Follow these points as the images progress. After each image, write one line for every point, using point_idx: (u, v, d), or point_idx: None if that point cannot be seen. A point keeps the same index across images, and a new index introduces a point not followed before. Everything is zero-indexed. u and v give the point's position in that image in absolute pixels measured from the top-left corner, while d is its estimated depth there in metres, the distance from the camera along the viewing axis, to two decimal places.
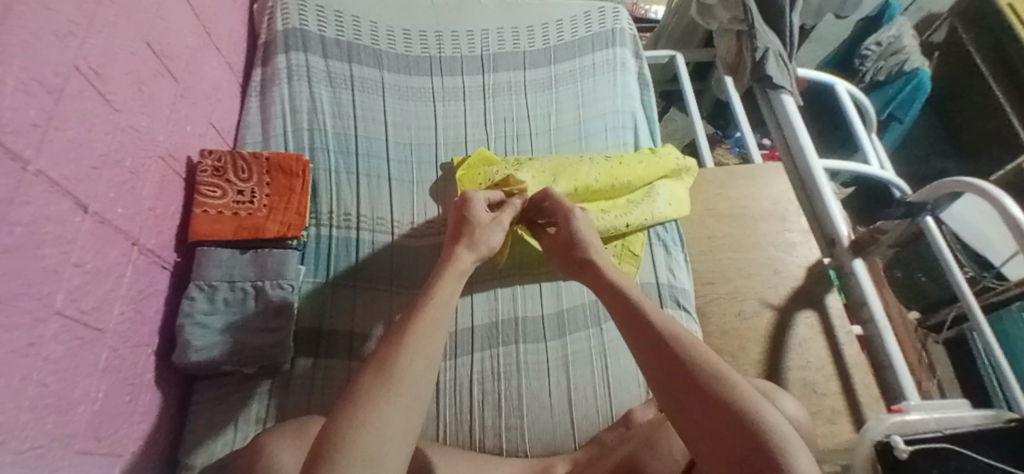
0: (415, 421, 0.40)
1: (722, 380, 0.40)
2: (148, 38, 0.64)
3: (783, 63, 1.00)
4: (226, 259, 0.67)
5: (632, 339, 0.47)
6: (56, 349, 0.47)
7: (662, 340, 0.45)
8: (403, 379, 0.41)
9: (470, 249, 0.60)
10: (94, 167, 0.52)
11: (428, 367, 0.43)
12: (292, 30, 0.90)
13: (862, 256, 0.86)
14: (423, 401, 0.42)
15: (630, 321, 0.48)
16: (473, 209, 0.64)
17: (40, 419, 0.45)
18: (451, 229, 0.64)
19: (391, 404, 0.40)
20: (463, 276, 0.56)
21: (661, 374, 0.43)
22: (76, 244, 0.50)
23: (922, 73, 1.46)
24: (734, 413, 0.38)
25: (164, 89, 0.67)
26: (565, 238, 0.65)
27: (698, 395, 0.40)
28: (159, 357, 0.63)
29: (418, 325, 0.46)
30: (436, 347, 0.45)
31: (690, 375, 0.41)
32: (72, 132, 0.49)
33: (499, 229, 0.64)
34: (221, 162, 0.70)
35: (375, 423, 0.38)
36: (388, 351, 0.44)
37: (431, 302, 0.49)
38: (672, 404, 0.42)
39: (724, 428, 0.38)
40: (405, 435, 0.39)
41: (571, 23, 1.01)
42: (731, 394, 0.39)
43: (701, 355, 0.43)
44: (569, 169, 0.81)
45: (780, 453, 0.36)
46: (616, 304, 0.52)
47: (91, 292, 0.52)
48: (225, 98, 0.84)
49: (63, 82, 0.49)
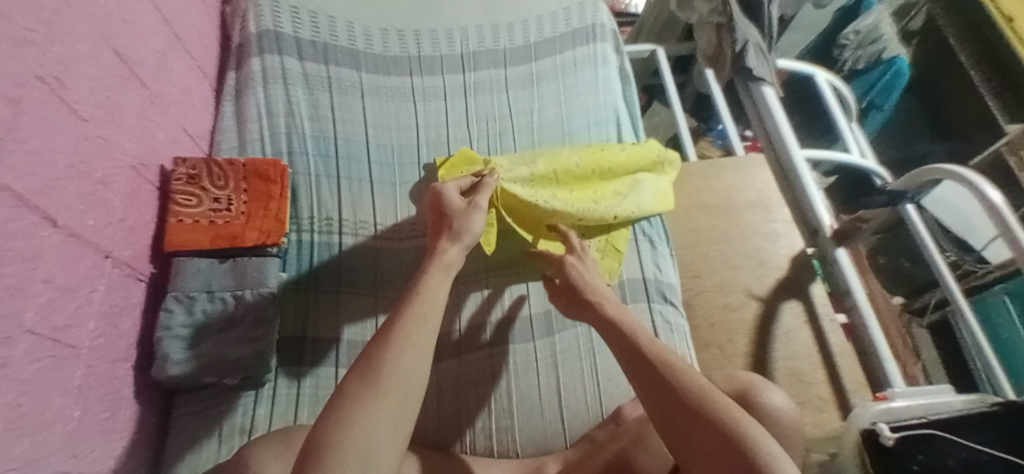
0: (403, 426, 0.40)
1: (713, 402, 0.41)
2: (113, 44, 0.62)
3: (762, 54, 1.01)
4: (203, 269, 0.65)
5: (629, 367, 0.47)
6: (27, 368, 0.45)
7: (653, 364, 0.46)
8: (391, 381, 0.41)
9: (453, 241, 0.58)
10: (59, 179, 0.51)
11: (418, 367, 0.43)
12: (266, 32, 0.88)
13: (845, 245, 0.86)
14: (413, 403, 0.41)
15: (625, 350, 0.49)
16: (448, 198, 0.62)
17: (12, 442, 0.43)
18: (431, 223, 0.62)
19: (380, 406, 0.39)
20: (449, 270, 0.55)
21: (654, 397, 0.43)
22: (43, 260, 0.48)
23: (899, 61, 1.49)
24: (731, 439, 0.38)
25: (132, 96, 0.65)
26: (565, 284, 0.64)
27: (690, 417, 0.41)
28: (137, 371, 0.62)
29: (405, 323, 0.45)
30: (425, 346, 0.45)
31: (685, 402, 0.42)
32: (35, 144, 0.48)
33: (478, 211, 0.62)
34: (195, 171, 0.68)
35: (362, 426, 0.38)
36: (378, 351, 0.43)
37: (420, 298, 0.49)
38: (665, 429, 0.42)
39: (722, 454, 0.38)
40: (393, 441, 0.39)
41: (551, 18, 1.00)
42: (721, 415, 0.40)
43: (694, 382, 0.43)
44: (550, 154, 0.81)
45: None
46: (612, 334, 0.52)
47: (62, 309, 0.50)
48: (197, 103, 0.82)
49: (23, 92, 0.47)
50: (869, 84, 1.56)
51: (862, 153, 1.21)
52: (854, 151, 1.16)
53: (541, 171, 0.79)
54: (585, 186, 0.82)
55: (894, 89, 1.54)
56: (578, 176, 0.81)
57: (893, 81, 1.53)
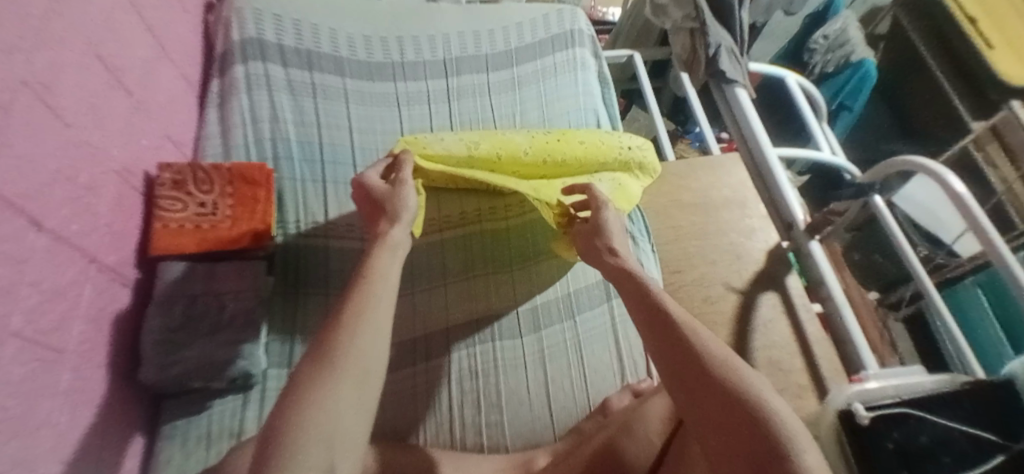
0: (365, 400, 0.41)
1: (732, 367, 0.42)
2: (98, 52, 0.62)
3: (735, 58, 1.05)
4: (188, 273, 0.66)
5: (649, 332, 0.49)
6: (17, 371, 0.45)
7: (679, 332, 0.47)
8: (348, 360, 0.42)
9: (392, 221, 0.60)
10: (46, 183, 0.51)
11: (374, 345, 0.44)
12: (250, 40, 0.89)
13: (817, 237, 0.89)
14: (372, 382, 0.42)
15: (644, 306, 0.52)
16: (371, 186, 0.64)
17: (3, 444, 0.43)
18: (368, 211, 0.64)
19: (341, 383, 0.40)
20: (395, 247, 0.57)
21: (668, 359, 0.45)
22: (32, 263, 0.48)
23: (867, 64, 1.55)
24: (742, 402, 0.39)
25: (117, 102, 0.65)
26: (593, 226, 0.67)
27: (711, 385, 0.42)
28: (122, 378, 0.61)
29: (354, 304, 0.47)
30: (383, 327, 0.46)
31: (703, 365, 0.43)
32: (21, 149, 0.48)
33: (405, 188, 0.64)
34: (180, 176, 0.68)
35: (326, 403, 0.38)
36: (336, 332, 0.44)
37: (371, 276, 0.51)
38: (680, 391, 0.43)
39: (733, 418, 0.39)
40: (354, 413, 0.39)
41: (531, 25, 1.03)
42: (739, 383, 0.41)
43: (715, 347, 0.45)
44: (498, 137, 0.78)
45: (788, 439, 0.37)
46: (633, 295, 0.54)
47: (50, 313, 0.50)
48: (181, 110, 0.82)
49: (10, 97, 0.47)
50: (837, 88, 1.62)
51: (833, 151, 1.25)
52: (825, 150, 1.20)
53: (482, 154, 0.76)
54: (532, 173, 0.80)
55: (862, 91, 1.60)
56: (524, 167, 0.78)
57: (861, 84, 1.60)
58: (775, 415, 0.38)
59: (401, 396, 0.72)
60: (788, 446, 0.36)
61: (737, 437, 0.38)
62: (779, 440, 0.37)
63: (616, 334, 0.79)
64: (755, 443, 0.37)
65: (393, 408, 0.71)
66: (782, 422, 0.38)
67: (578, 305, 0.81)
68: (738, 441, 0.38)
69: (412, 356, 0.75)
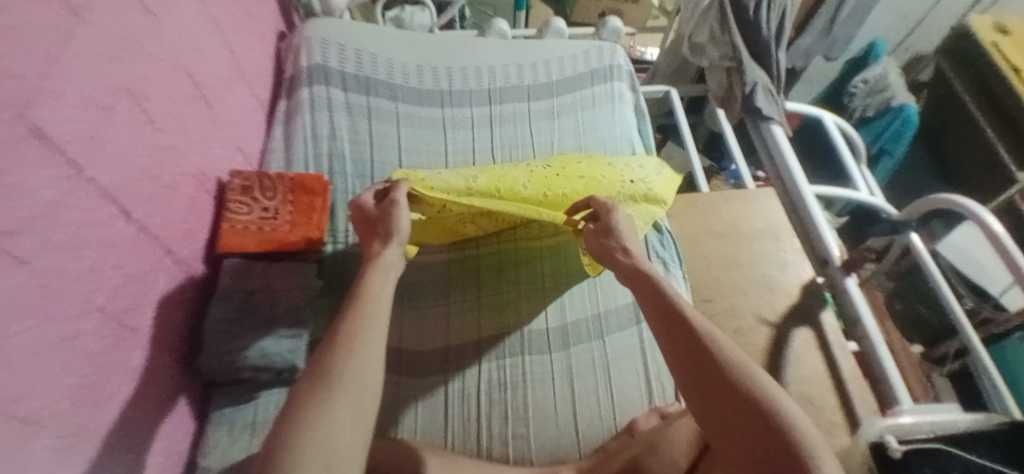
0: (360, 417, 0.46)
1: (750, 375, 0.44)
2: (187, 68, 0.70)
3: (771, 96, 1.08)
4: (247, 268, 0.71)
5: (666, 335, 0.51)
6: (95, 343, 0.51)
7: (698, 339, 0.48)
8: (345, 380, 0.47)
9: (385, 243, 0.64)
10: (135, 178, 0.57)
11: (365, 366, 0.49)
12: (316, 66, 0.98)
13: (855, 274, 0.89)
14: (367, 398, 0.47)
15: (662, 311, 0.53)
16: (368, 208, 0.68)
17: (76, 408, 0.48)
18: (363, 232, 0.68)
19: (337, 404, 0.45)
20: (387, 269, 0.61)
21: (690, 372, 0.46)
22: (117, 248, 0.54)
23: (909, 109, 1.63)
24: (762, 414, 0.41)
25: (199, 114, 0.73)
26: (602, 226, 0.69)
27: (732, 395, 0.43)
28: (182, 363, 0.66)
29: (351, 323, 0.52)
30: (373, 346, 0.51)
31: (721, 375, 0.44)
32: (119, 146, 0.55)
33: (399, 208, 0.66)
34: (248, 182, 0.74)
35: (322, 422, 0.43)
36: (333, 355, 0.48)
37: (363, 298, 0.55)
38: (699, 403, 0.45)
39: (755, 426, 0.41)
40: (350, 430, 0.44)
41: (571, 59, 1.08)
42: (758, 391, 0.42)
43: (730, 355, 0.46)
44: (497, 173, 0.81)
45: (807, 455, 0.38)
46: (649, 299, 0.56)
47: (128, 294, 0.56)
48: (251, 126, 0.90)
49: (113, 101, 0.54)
50: (877, 133, 1.70)
51: (871, 191, 1.24)
52: (863, 191, 1.19)
53: (482, 186, 0.79)
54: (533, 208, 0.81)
55: (904, 135, 1.67)
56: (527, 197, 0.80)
57: (902, 128, 1.67)
58: (794, 422, 0.40)
59: (433, 404, 0.75)
60: (810, 455, 0.38)
61: (759, 448, 0.40)
62: (799, 448, 0.38)
63: (644, 357, 0.80)
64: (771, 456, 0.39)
65: (426, 414, 0.74)
66: (800, 430, 0.39)
67: (607, 325, 0.82)
68: (758, 447, 0.40)
69: (445, 365, 0.78)
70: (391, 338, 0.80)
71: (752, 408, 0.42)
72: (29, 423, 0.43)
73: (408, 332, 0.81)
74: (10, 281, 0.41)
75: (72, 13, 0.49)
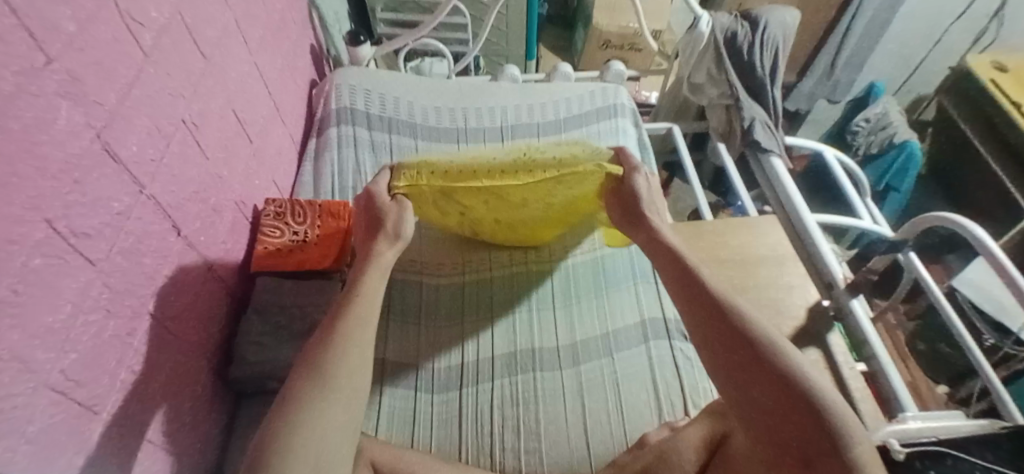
0: (350, 415, 0.52)
1: (780, 350, 0.51)
2: (234, 107, 0.79)
3: (770, 130, 1.15)
4: (277, 287, 0.77)
5: (704, 318, 0.58)
6: (145, 343, 0.56)
7: (732, 318, 0.55)
8: (339, 381, 0.52)
9: (390, 243, 0.70)
10: (187, 199, 0.64)
11: (359, 370, 0.54)
12: (344, 108, 1.07)
13: (857, 296, 0.95)
14: (356, 396, 0.53)
15: (693, 290, 0.61)
16: (380, 203, 0.72)
17: (125, 401, 0.53)
18: (366, 225, 0.72)
19: (328, 403, 0.50)
20: (385, 269, 0.67)
21: (727, 352, 0.53)
22: (169, 259, 0.60)
23: (910, 145, 1.70)
24: (793, 385, 0.48)
25: (242, 148, 0.81)
26: (626, 195, 0.75)
27: (766, 370, 0.50)
28: (216, 374, 0.71)
29: (347, 322, 0.57)
30: (365, 344, 0.56)
31: (756, 352, 0.51)
32: (175, 171, 0.62)
33: (406, 211, 0.72)
34: (281, 209, 0.82)
35: (313, 421, 0.48)
36: (326, 354, 0.53)
37: (361, 298, 0.60)
38: (735, 377, 0.52)
39: (786, 397, 0.48)
40: (339, 428, 0.50)
41: (578, 99, 1.16)
42: (789, 368, 0.49)
43: (764, 333, 0.53)
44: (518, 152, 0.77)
45: (836, 421, 0.45)
46: (677, 281, 0.63)
47: (175, 303, 0.62)
48: (285, 161, 0.99)
49: (173, 130, 0.62)
50: (883, 169, 1.77)
51: (875, 220, 1.27)
52: (866, 218, 1.23)
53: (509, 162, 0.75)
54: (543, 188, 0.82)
55: (909, 171, 1.74)
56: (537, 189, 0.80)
57: (906, 165, 1.73)
58: (833, 406, 0.46)
59: (450, 420, 0.78)
60: (839, 427, 0.45)
61: (794, 414, 0.47)
62: (831, 419, 0.45)
63: (653, 373, 0.82)
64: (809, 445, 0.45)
65: (439, 428, 0.77)
66: (838, 415, 0.45)
67: (616, 344, 0.85)
68: (795, 436, 0.46)
69: (459, 380, 0.81)
70: (409, 355, 0.84)
71: (798, 400, 0.47)
72: (84, 407, 0.48)
73: (424, 350, 0.85)
74: (79, 277, 0.47)
75: (144, 55, 0.58)
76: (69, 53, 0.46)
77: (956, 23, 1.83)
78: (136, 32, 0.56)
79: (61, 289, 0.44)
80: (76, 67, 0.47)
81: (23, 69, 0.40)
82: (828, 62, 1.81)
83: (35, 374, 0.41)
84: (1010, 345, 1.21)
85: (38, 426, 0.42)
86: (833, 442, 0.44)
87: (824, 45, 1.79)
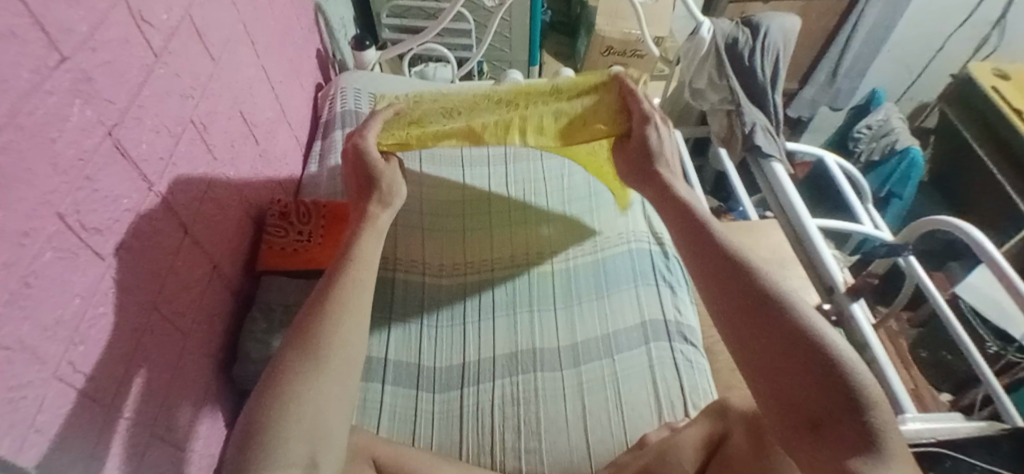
0: (347, 380, 0.52)
1: (789, 304, 0.51)
2: (241, 108, 0.80)
3: (771, 135, 1.15)
4: (282, 286, 0.78)
5: (715, 274, 0.57)
6: (152, 338, 0.57)
7: (736, 275, 0.55)
8: (332, 348, 0.53)
9: (383, 206, 0.71)
10: (194, 198, 0.66)
11: (351, 339, 0.55)
12: (348, 111, 1.09)
13: (859, 300, 0.94)
14: (352, 363, 0.54)
15: (703, 247, 0.60)
16: (373, 165, 0.73)
17: (132, 395, 0.54)
18: (359, 191, 0.74)
19: (324, 370, 0.51)
20: (382, 233, 0.68)
21: (734, 311, 0.53)
22: (176, 256, 0.62)
23: (913, 151, 1.70)
24: (803, 341, 0.47)
25: (248, 148, 0.82)
26: (637, 147, 0.75)
27: (778, 324, 0.49)
28: (221, 371, 0.72)
29: (341, 289, 0.57)
30: (361, 316, 0.57)
31: (765, 309, 0.51)
32: (184, 170, 0.63)
33: (396, 179, 0.74)
34: (287, 209, 0.83)
35: (308, 388, 0.49)
36: (321, 322, 0.54)
37: (354, 264, 0.61)
38: (749, 328, 0.51)
39: (795, 350, 0.47)
40: (336, 396, 0.51)
41: None
42: (804, 322, 0.49)
43: (775, 290, 0.52)
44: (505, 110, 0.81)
45: (848, 373, 0.45)
46: (688, 239, 0.63)
47: (182, 299, 0.63)
48: (290, 163, 1.00)
49: (181, 130, 0.63)
50: (884, 176, 1.77)
51: (876, 226, 1.27)
52: (867, 224, 1.23)
53: (501, 119, 0.80)
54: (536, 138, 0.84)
55: (912, 177, 1.73)
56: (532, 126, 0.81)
57: (910, 170, 1.72)
58: (846, 359, 0.45)
59: (452, 419, 0.78)
60: (853, 379, 0.44)
61: (807, 366, 0.46)
62: (843, 371, 0.45)
63: (653, 374, 0.82)
64: (821, 401, 0.44)
65: (440, 428, 0.78)
66: (851, 367, 0.45)
67: (617, 346, 0.85)
68: (803, 387, 0.45)
69: (460, 380, 0.82)
70: (410, 355, 0.84)
71: (807, 350, 0.47)
72: (93, 400, 0.48)
73: (426, 350, 0.85)
74: (89, 272, 0.48)
75: (155, 56, 0.59)
76: (81, 53, 0.47)
77: (958, 31, 1.85)
78: (147, 33, 0.57)
79: (71, 282, 0.45)
80: (87, 66, 0.48)
81: (36, 67, 0.41)
82: (829, 69, 1.83)
83: (45, 364, 0.42)
84: (1013, 354, 1.21)
85: (48, 416, 0.43)
86: (845, 394, 0.44)
87: (826, 51, 1.80)
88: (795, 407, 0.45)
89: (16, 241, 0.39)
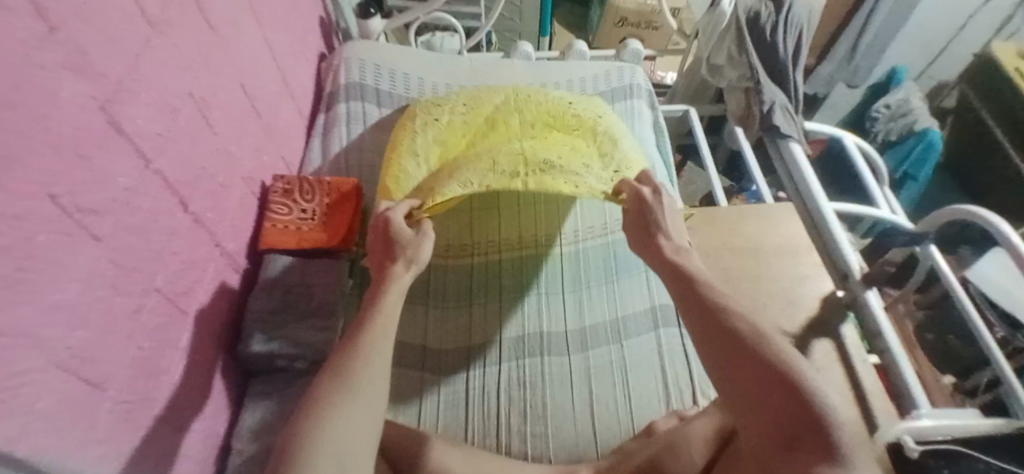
0: (371, 421, 0.51)
1: (759, 339, 0.50)
2: (242, 80, 0.77)
3: (789, 115, 1.11)
4: (285, 264, 0.77)
5: (698, 318, 0.55)
6: (154, 319, 0.56)
7: (714, 309, 0.54)
8: (364, 383, 0.52)
9: (407, 266, 0.68)
10: (195, 175, 0.63)
11: (377, 380, 0.54)
12: (354, 84, 1.05)
13: (874, 287, 0.90)
14: (378, 403, 0.53)
15: (685, 289, 0.60)
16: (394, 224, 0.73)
17: (134, 378, 0.53)
18: (379, 243, 0.73)
19: (351, 406, 0.50)
20: (402, 292, 0.65)
21: (714, 346, 0.51)
22: (176, 235, 0.60)
23: (932, 134, 1.66)
24: (783, 374, 0.46)
25: (251, 123, 0.80)
26: (640, 212, 0.75)
27: (753, 357, 0.48)
28: (227, 351, 0.72)
29: (366, 335, 0.57)
30: (384, 360, 0.56)
31: (741, 345, 0.50)
32: (184, 146, 0.61)
33: (427, 240, 0.71)
34: (289, 186, 0.81)
35: (335, 424, 0.48)
36: (350, 359, 0.54)
37: (378, 315, 0.60)
38: (721, 357, 0.50)
39: (776, 381, 0.46)
40: (361, 432, 0.49)
41: (593, 79, 1.13)
42: (781, 359, 0.47)
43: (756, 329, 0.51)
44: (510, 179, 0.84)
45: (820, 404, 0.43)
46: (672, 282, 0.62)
47: (184, 280, 0.62)
48: (293, 137, 0.97)
49: (180, 104, 0.61)
50: (901, 157, 1.72)
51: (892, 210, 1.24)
52: (885, 208, 1.20)
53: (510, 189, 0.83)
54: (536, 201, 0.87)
55: (927, 159, 1.69)
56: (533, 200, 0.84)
57: (926, 152, 1.68)
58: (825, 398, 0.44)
59: (458, 402, 0.78)
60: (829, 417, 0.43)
61: (787, 399, 0.44)
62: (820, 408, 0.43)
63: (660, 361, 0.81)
64: (810, 433, 0.42)
65: (446, 412, 0.77)
66: (824, 405, 0.43)
67: (625, 332, 0.84)
68: (790, 412, 0.44)
69: (467, 363, 0.81)
70: (416, 335, 0.84)
71: (788, 380, 0.45)
72: (95, 382, 0.47)
73: (432, 332, 0.84)
74: (86, 253, 0.46)
75: (151, 25, 0.56)
76: (70, 21, 0.44)
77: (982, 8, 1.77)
78: (142, 2, 0.54)
79: (66, 265, 0.44)
80: (79, 37, 0.45)
81: (26, 38, 0.39)
82: (850, 45, 1.75)
83: (40, 352, 0.41)
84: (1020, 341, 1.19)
85: (48, 402, 0.42)
86: (817, 420, 0.42)
87: (848, 25, 1.73)
88: (775, 432, 0.44)
89: (8, 225, 0.37)
